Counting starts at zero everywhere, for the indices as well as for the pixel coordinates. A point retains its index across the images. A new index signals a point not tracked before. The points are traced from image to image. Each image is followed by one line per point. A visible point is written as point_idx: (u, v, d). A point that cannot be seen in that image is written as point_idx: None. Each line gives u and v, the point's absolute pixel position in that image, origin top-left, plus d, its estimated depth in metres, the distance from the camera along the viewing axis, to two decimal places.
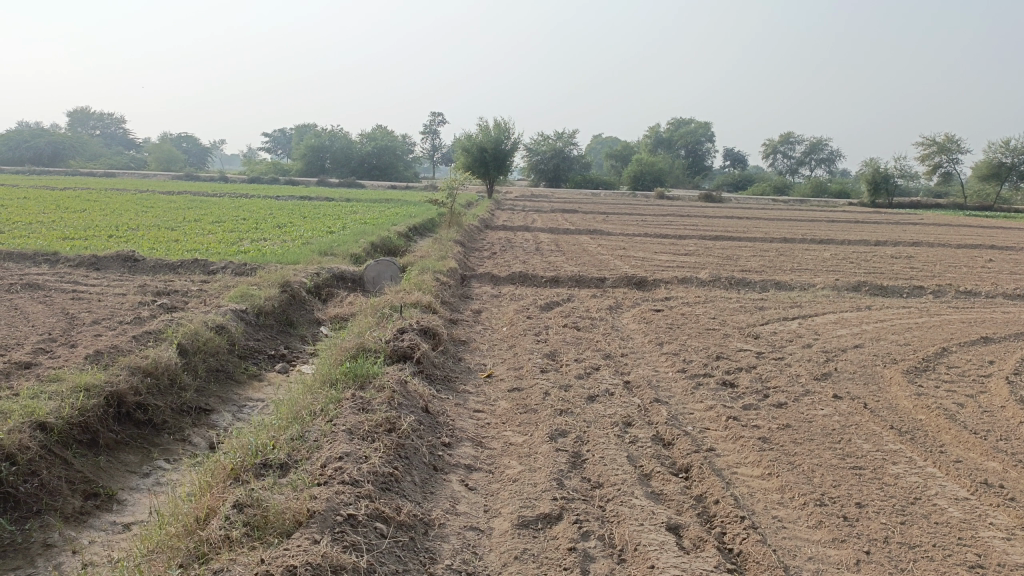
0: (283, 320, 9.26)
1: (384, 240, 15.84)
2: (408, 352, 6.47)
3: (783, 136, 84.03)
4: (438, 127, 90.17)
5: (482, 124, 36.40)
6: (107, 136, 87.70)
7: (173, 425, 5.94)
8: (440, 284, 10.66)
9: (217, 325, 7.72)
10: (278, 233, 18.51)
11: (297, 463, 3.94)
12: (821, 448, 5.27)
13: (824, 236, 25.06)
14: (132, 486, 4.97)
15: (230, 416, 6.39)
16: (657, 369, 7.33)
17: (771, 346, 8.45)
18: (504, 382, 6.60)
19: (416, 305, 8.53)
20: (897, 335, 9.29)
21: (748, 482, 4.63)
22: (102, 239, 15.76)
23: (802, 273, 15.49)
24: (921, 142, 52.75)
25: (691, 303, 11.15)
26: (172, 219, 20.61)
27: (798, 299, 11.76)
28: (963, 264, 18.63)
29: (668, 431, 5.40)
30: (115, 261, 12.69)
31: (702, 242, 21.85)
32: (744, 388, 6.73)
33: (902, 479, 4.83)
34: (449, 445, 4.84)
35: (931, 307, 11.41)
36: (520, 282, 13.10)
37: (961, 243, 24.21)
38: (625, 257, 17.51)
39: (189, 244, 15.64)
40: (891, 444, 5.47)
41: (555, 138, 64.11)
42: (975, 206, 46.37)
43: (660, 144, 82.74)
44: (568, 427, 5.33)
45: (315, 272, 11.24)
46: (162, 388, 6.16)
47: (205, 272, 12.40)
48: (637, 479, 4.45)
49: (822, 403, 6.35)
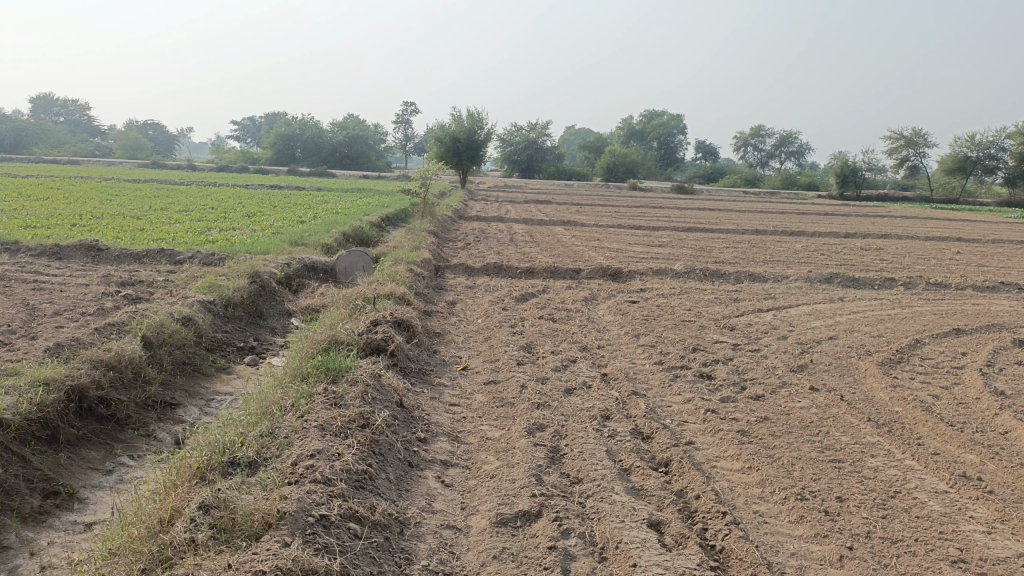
0: (252, 311, 9.05)
1: (357, 231, 15.62)
2: (381, 345, 6.32)
3: (754, 129, 84.69)
4: (411, 116, 89.50)
5: (455, 114, 36.14)
6: (71, 123, 85.94)
7: (137, 420, 5.74)
8: (414, 275, 10.50)
9: (184, 316, 7.49)
10: (248, 222, 18.19)
11: (267, 461, 3.78)
12: (801, 440, 5.24)
13: (795, 228, 25.25)
14: (94, 484, 4.77)
15: (197, 410, 6.20)
16: (634, 361, 7.26)
17: (747, 338, 8.43)
18: (479, 375, 6.49)
19: (389, 297, 8.37)
20: (871, 327, 9.33)
21: (728, 476, 4.57)
22: (64, 228, 15.34)
23: (775, 264, 15.56)
24: (889, 135, 53.45)
25: (667, 295, 11.11)
26: (139, 208, 20.17)
27: (773, 291, 11.78)
28: (932, 256, 18.86)
29: (647, 425, 5.33)
30: (79, 250, 12.32)
31: (676, 234, 21.90)
32: (721, 380, 6.69)
33: (882, 472, 4.81)
34: (424, 441, 4.72)
35: (903, 299, 11.50)
36: (495, 273, 12.98)
37: (929, 235, 24.56)
38: (599, 248, 17.46)
39: (155, 233, 15.28)
40: (869, 436, 5.46)
41: (528, 129, 63.96)
42: (941, 199, 47.13)
43: (633, 135, 82.99)
44: (546, 421, 5.23)
45: (285, 263, 11.02)
46: (126, 382, 5.95)
47: (172, 262, 12.10)
48: (617, 474, 4.37)
49: (799, 396, 6.32)
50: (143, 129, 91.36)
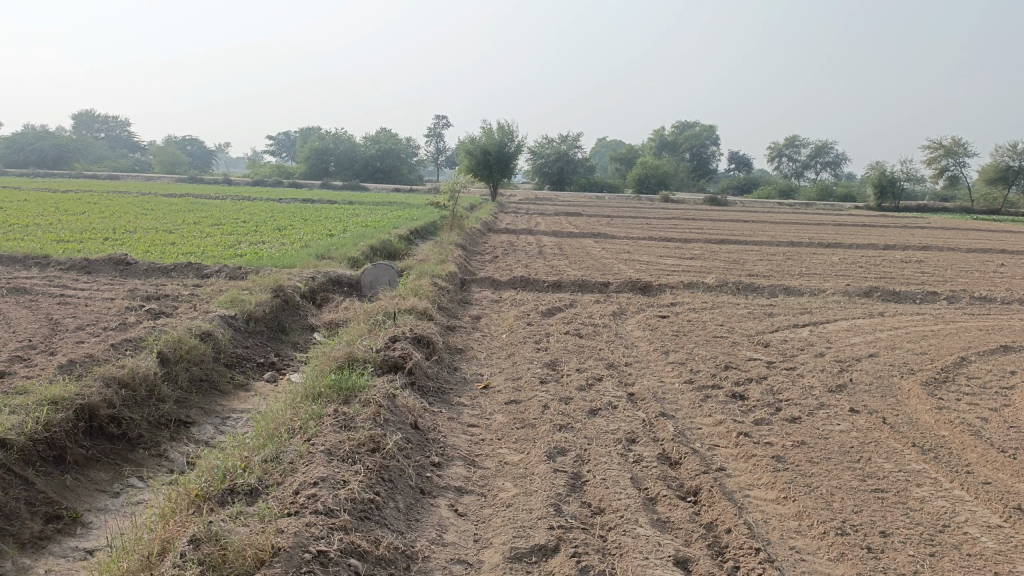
0: (274, 326, 8.93)
1: (384, 244, 15.53)
2: (399, 363, 6.13)
3: (789, 139, 83.57)
4: (444, 130, 90.01)
5: (486, 126, 36.12)
6: (112, 139, 87.84)
7: (149, 439, 5.60)
8: (438, 289, 10.32)
9: (203, 332, 7.37)
10: (277, 236, 18.21)
11: (268, 489, 3.59)
12: (841, 468, 4.92)
13: (832, 240, 24.64)
14: (100, 507, 4.62)
15: (211, 429, 6.06)
16: (663, 379, 6.97)
17: (782, 355, 8.09)
18: (501, 394, 6.25)
19: (411, 312, 8.18)
20: (914, 344, 8.92)
21: (762, 507, 4.27)
22: (96, 242, 15.44)
23: (811, 277, 15.11)
24: (928, 145, 52.29)
25: (698, 310, 10.78)
26: (171, 222, 20.37)
27: (808, 305, 11.38)
28: (976, 268, 18.23)
29: (675, 449, 5.04)
30: (107, 264, 12.36)
31: (708, 246, 21.49)
32: (754, 401, 6.37)
33: (929, 504, 4.47)
34: (439, 466, 4.50)
35: (946, 314, 11.02)
36: (522, 287, 12.77)
37: (971, 247, 23.80)
38: (629, 261, 17.16)
39: (184, 247, 15.33)
40: (914, 463, 5.11)
41: (559, 141, 63.78)
42: (983, 209, 45.94)
43: (665, 147, 82.54)
44: (567, 445, 4.97)
45: (309, 276, 10.92)
46: (139, 400, 5.83)
47: (199, 276, 12.08)
48: (641, 504, 4.10)
49: (838, 418, 5.98)
50: (181, 144, 93.09)
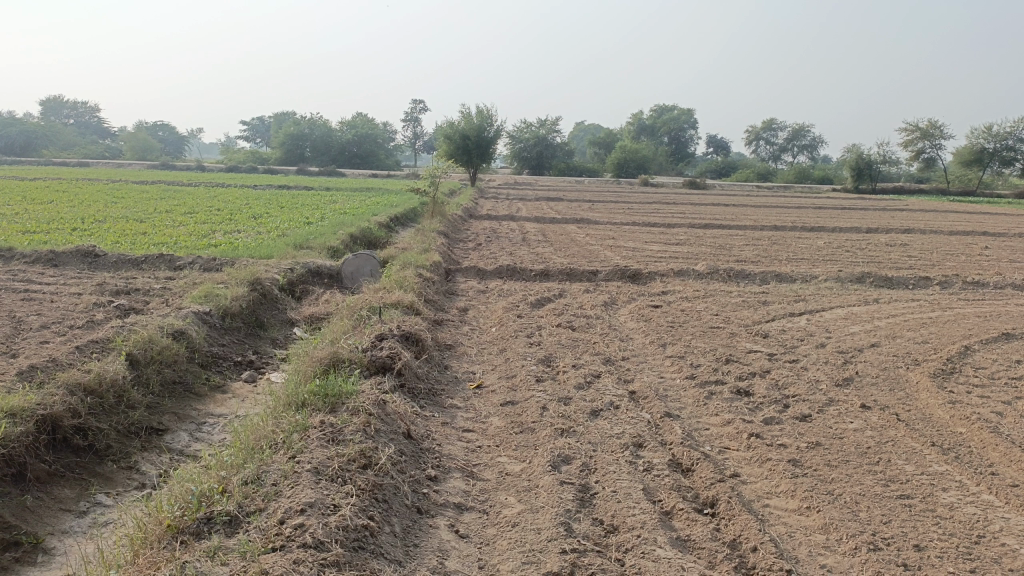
0: (252, 322, 8.51)
1: (365, 232, 15.09)
2: (388, 363, 5.75)
3: (767, 122, 83.69)
4: (420, 115, 89.08)
5: (464, 111, 35.59)
6: (81, 125, 85.84)
7: (117, 450, 5.20)
8: (423, 280, 9.93)
9: (176, 330, 6.93)
10: (253, 225, 17.65)
11: (249, 518, 3.21)
12: (861, 472, 4.65)
13: (816, 223, 24.46)
14: (64, 529, 4.22)
15: (186, 436, 5.66)
16: (663, 375, 6.65)
17: (783, 346, 7.82)
18: (496, 395, 5.90)
19: (396, 306, 7.79)
20: (915, 332, 8.68)
21: (785, 519, 3.98)
22: (64, 232, 14.82)
23: (800, 263, 14.89)
24: (905, 127, 52.53)
25: (691, 298, 10.49)
26: (143, 211, 19.69)
27: (802, 292, 11.13)
28: (961, 251, 18.18)
29: (685, 454, 4.73)
30: (75, 257, 11.81)
31: (692, 231, 21.25)
32: (761, 397, 6.08)
33: (958, 511, 4.19)
34: (436, 480, 4.15)
35: (941, 300, 10.83)
36: (508, 276, 12.41)
37: (953, 229, 23.81)
38: (614, 248, 16.85)
39: (157, 237, 14.78)
40: (935, 465, 4.84)
41: (538, 125, 63.26)
42: (958, 191, 46.32)
43: (643, 130, 82.44)
44: (572, 452, 4.64)
45: (288, 268, 10.48)
46: (107, 407, 5.42)
47: (171, 268, 11.58)
48: (658, 521, 3.78)
49: (850, 415, 5.70)
50: (152, 131, 91.24)
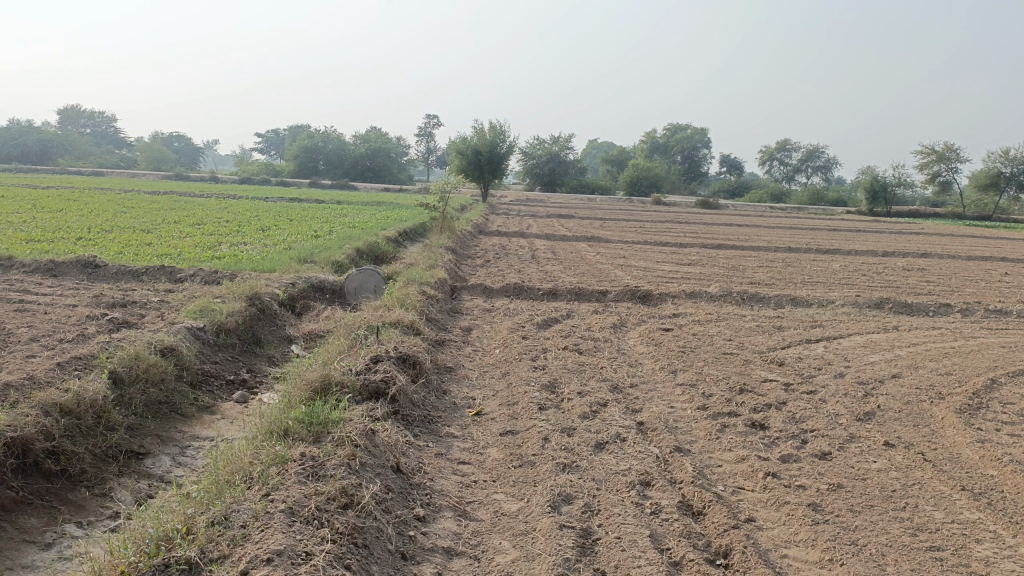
0: (248, 338, 8.22)
1: (371, 246, 14.84)
2: (381, 388, 5.45)
3: (781, 143, 83.33)
4: (433, 130, 89.22)
5: (477, 126, 35.44)
6: (97, 135, 86.53)
7: (93, 476, 4.90)
8: (427, 298, 9.63)
9: (165, 347, 6.65)
10: (260, 237, 17.43)
11: (211, 566, 2.91)
12: (886, 519, 4.29)
13: (831, 246, 24.01)
14: (25, 564, 3.90)
15: (169, 460, 5.36)
16: (673, 405, 6.30)
17: (800, 376, 7.46)
18: (496, 423, 5.59)
19: (396, 326, 7.48)
20: (937, 362, 8.31)
21: (805, 574, 3.63)
22: (68, 242, 14.62)
23: (816, 286, 14.51)
24: (920, 150, 52.05)
25: (704, 322, 10.13)
26: (151, 221, 19.50)
27: (819, 318, 10.76)
28: (980, 277, 17.72)
29: (696, 495, 4.39)
30: (75, 267, 11.59)
31: (705, 251, 20.90)
32: (776, 432, 5.73)
33: (996, 566, 3.83)
34: (424, 520, 3.83)
35: (963, 329, 10.41)
36: (515, 295, 12.10)
37: (971, 254, 23.33)
38: (625, 267, 16.51)
39: (161, 248, 14.57)
40: (967, 512, 4.47)
41: (551, 142, 63.12)
42: (974, 215, 45.75)
43: (657, 149, 82.28)
44: (573, 490, 4.31)
45: (289, 283, 10.21)
46: (85, 429, 5.13)
47: (172, 281, 11.33)
48: (666, 574, 3.44)
49: (872, 453, 5.34)
50: (168, 142, 91.80)
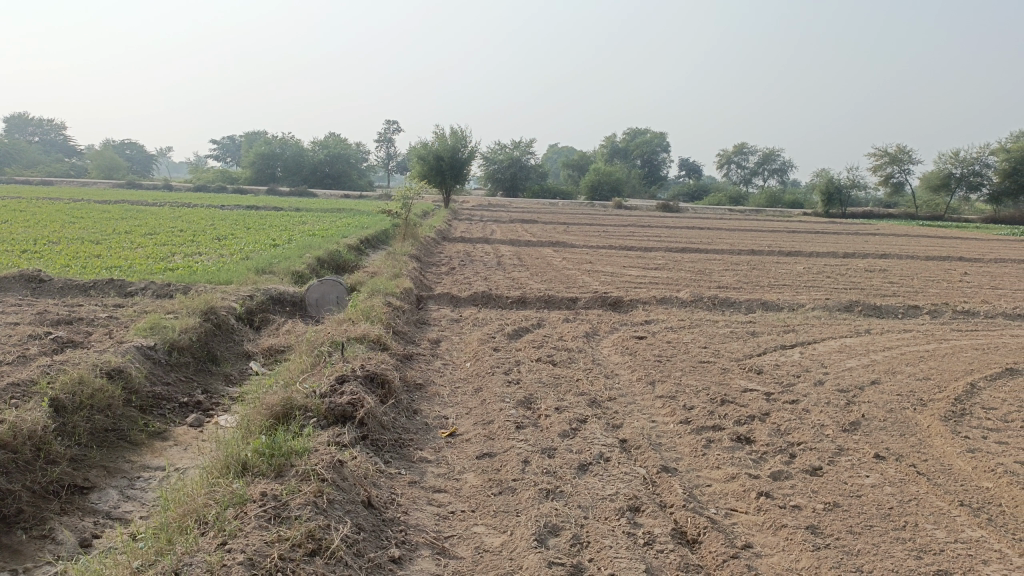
0: (203, 356, 7.76)
1: (333, 255, 14.40)
2: (348, 412, 5.08)
3: (738, 146, 84.43)
4: (393, 136, 88.47)
5: (438, 132, 35.09)
6: (46, 143, 84.09)
7: (31, 515, 4.46)
8: (392, 309, 9.26)
9: (113, 368, 6.19)
10: (217, 247, 16.83)
11: None
12: (888, 540, 4.07)
13: (793, 248, 24.13)
14: None
15: (117, 495, 4.93)
16: (655, 420, 6.04)
17: (780, 384, 7.27)
18: (472, 444, 5.26)
19: (361, 341, 7.11)
20: (915, 367, 8.20)
21: None
22: (11, 255, 13.88)
23: (784, 289, 14.47)
24: (874, 152, 53.03)
25: (677, 329, 9.92)
26: (100, 231, 18.73)
27: (791, 322, 10.63)
28: (941, 277, 17.91)
29: (689, 522, 4.12)
30: (18, 282, 10.96)
31: (670, 255, 20.83)
32: (764, 446, 5.50)
33: None
34: (400, 561, 3.50)
35: (934, 331, 10.36)
36: (483, 303, 11.78)
37: (929, 254, 23.66)
38: (592, 273, 16.29)
39: (110, 259, 13.92)
40: (969, 530, 4.27)
41: (511, 147, 62.97)
42: (927, 215, 46.80)
43: (616, 153, 82.73)
44: (560, 520, 4.01)
45: (247, 295, 9.74)
46: (22, 463, 4.67)
47: (121, 295, 10.78)
48: None
49: (864, 467, 5.14)
50: (120, 150, 89.66)
